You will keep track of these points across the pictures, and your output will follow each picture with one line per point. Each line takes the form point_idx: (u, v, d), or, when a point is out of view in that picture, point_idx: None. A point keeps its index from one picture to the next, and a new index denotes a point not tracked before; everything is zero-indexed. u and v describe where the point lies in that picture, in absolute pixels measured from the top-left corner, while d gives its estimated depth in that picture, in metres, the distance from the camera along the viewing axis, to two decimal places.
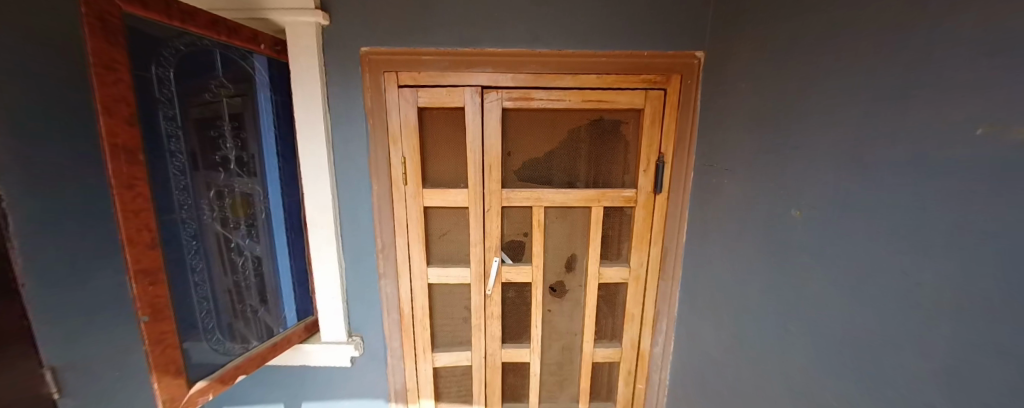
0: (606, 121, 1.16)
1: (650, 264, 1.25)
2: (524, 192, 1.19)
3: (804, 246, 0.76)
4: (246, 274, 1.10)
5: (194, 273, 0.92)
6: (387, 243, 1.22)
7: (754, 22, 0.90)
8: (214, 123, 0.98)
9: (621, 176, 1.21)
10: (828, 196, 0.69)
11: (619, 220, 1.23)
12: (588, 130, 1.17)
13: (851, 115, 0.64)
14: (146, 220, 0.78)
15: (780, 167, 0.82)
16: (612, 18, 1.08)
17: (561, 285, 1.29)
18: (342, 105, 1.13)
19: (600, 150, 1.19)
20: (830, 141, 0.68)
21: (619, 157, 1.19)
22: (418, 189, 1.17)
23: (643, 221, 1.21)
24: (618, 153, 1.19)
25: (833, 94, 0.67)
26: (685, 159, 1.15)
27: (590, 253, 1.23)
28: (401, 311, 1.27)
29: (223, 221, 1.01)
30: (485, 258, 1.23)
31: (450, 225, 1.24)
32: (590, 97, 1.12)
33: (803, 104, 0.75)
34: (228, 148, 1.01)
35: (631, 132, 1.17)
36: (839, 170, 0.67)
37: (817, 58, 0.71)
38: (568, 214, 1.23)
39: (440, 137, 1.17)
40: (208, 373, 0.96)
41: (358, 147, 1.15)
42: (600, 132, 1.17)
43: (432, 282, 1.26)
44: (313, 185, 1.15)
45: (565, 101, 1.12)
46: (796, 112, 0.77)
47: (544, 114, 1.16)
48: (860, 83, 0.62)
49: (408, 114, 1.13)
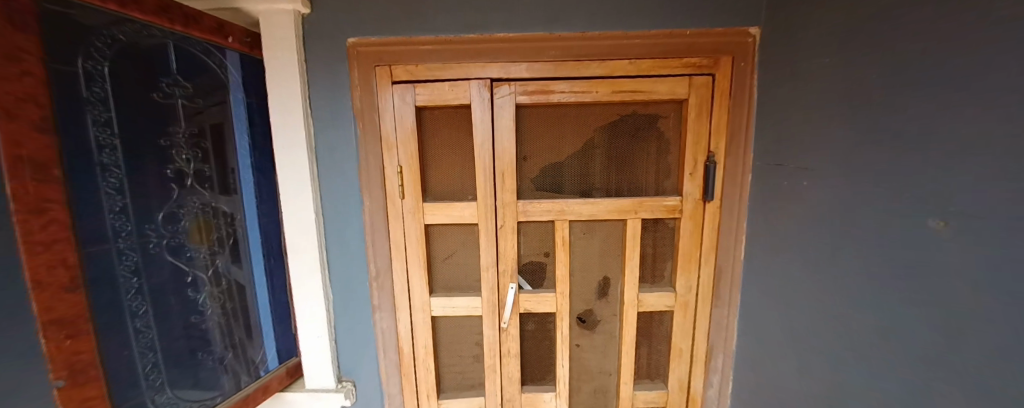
0: (641, 115, 0.96)
1: (700, 287, 1.02)
2: (544, 204, 0.98)
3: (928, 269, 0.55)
4: (217, 313, 0.89)
5: (134, 317, 0.73)
6: (382, 269, 1.02)
7: None
8: (171, 128, 0.78)
9: (661, 181, 0.99)
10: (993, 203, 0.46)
11: (660, 235, 1.02)
12: (619, 127, 0.97)
13: (1014, 79, 0.43)
14: (59, 255, 0.60)
15: (878, 161, 0.62)
16: None
17: (591, 315, 1.07)
18: (327, 105, 0.95)
19: (634, 151, 0.98)
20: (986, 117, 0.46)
21: (657, 159, 0.99)
22: (417, 203, 0.98)
23: (692, 236, 0.99)
24: (656, 154, 0.98)
25: (992, 51, 0.45)
26: (741, 159, 0.94)
27: (627, 276, 1.01)
28: (400, 349, 1.06)
29: (182, 250, 0.81)
30: (499, 285, 1.02)
31: (456, 245, 1.04)
32: (622, 87, 0.92)
33: (916, 74, 0.54)
34: (189, 160, 0.82)
35: (671, 128, 0.97)
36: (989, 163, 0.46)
37: (938, 9, 0.52)
38: (597, 229, 1.01)
39: (443, 141, 0.99)
40: None
41: (344, 156, 0.96)
42: (634, 129, 0.97)
43: (436, 315, 1.05)
44: (292, 201, 0.96)
45: (592, 93, 0.92)
46: (906, 85, 0.56)
47: (566, 110, 0.96)
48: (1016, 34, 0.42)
49: (405, 115, 0.95)
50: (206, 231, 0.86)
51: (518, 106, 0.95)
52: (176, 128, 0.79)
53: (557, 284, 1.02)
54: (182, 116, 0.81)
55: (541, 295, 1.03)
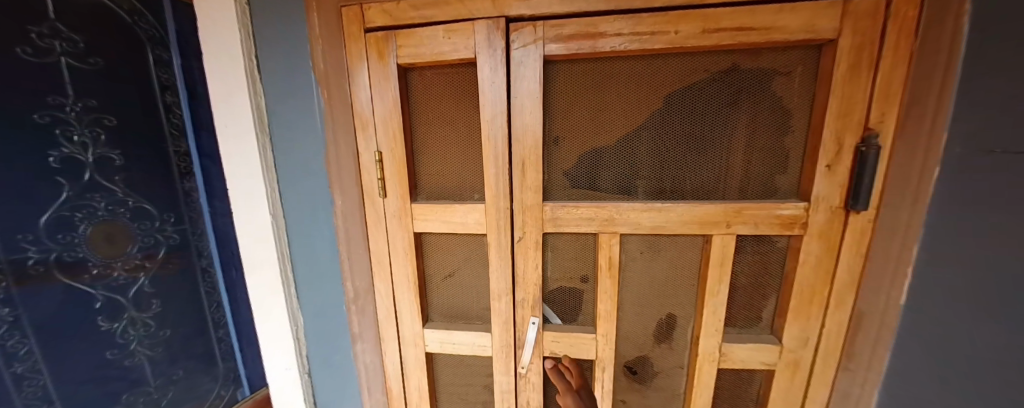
0: (747, 72, 0.60)
1: (822, 341, 0.67)
2: (584, 210, 0.66)
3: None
4: (145, 346, 0.82)
5: (12, 359, 0.66)
6: (362, 290, 0.76)
7: None
8: (50, 100, 0.67)
9: (768, 178, 0.64)
10: None
11: (762, 259, 0.66)
12: (707, 92, 0.61)
13: None
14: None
15: None
16: None
17: (646, 365, 0.75)
18: (280, 67, 0.69)
19: (730, 129, 0.62)
20: None
21: (765, 143, 0.63)
22: (403, 203, 0.71)
23: (820, 266, 0.62)
24: (764, 134, 0.62)
25: None
26: (931, 143, 0.54)
27: (704, 318, 0.68)
28: (388, 390, 0.82)
29: (83, 269, 0.72)
30: (516, 318, 0.73)
31: (459, 260, 0.76)
32: (720, 22, 0.55)
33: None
34: (83, 143, 0.71)
35: (795, 93, 0.60)
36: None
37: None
38: (664, 247, 0.68)
39: (438, 115, 0.69)
40: None
41: (306, 137, 0.70)
42: (735, 95, 0.61)
43: (432, 350, 0.79)
44: (244, 198, 0.73)
45: (666, 33, 0.57)
46: None
47: (622, 65, 0.62)
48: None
49: (383, 77, 0.66)
50: (113, 237, 0.76)
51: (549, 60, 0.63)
52: (58, 99, 0.68)
53: (598, 324, 0.71)
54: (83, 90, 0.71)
55: (576, 338, 0.72)
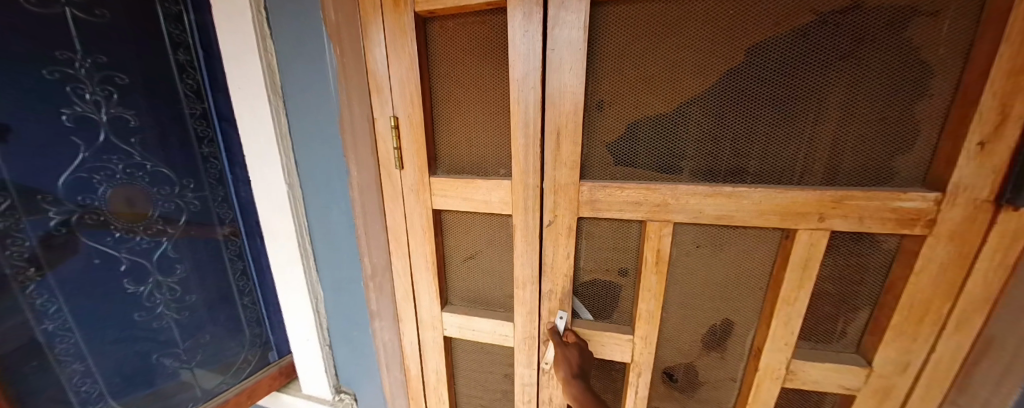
0: (873, 10, 0.45)
1: (927, 368, 0.53)
2: (631, 192, 0.55)
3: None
4: (176, 309, 0.69)
5: (40, 319, 0.54)
6: (380, 267, 0.72)
7: None
8: (57, 54, 0.52)
9: (879, 158, 0.49)
10: None
11: (859, 260, 0.54)
12: (810, 41, 0.47)
13: None
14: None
15: None
16: None
17: (690, 373, 0.66)
18: (290, 19, 0.61)
19: (835, 88, 0.48)
20: None
21: (881, 112, 0.48)
22: (422, 176, 0.63)
23: (939, 274, 0.49)
24: (882, 99, 0.47)
25: None
26: None
27: (773, 328, 0.56)
28: (406, 369, 0.79)
29: (107, 230, 0.59)
30: (541, 310, 0.66)
31: (482, 241, 0.68)
32: None
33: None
34: (98, 102, 0.56)
35: (936, 42, 0.45)
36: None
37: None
38: (728, 241, 0.56)
39: (463, 75, 0.60)
40: None
41: (320, 101, 0.64)
42: (849, 43, 0.46)
43: (451, 335, 0.74)
44: (261, 165, 0.69)
45: None
46: None
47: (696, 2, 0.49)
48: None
49: (400, 31, 0.57)
50: (146, 201, 0.63)
51: (601, 3, 0.51)
52: (65, 54, 0.53)
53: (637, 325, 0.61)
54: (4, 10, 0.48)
55: (610, 337, 0.64)
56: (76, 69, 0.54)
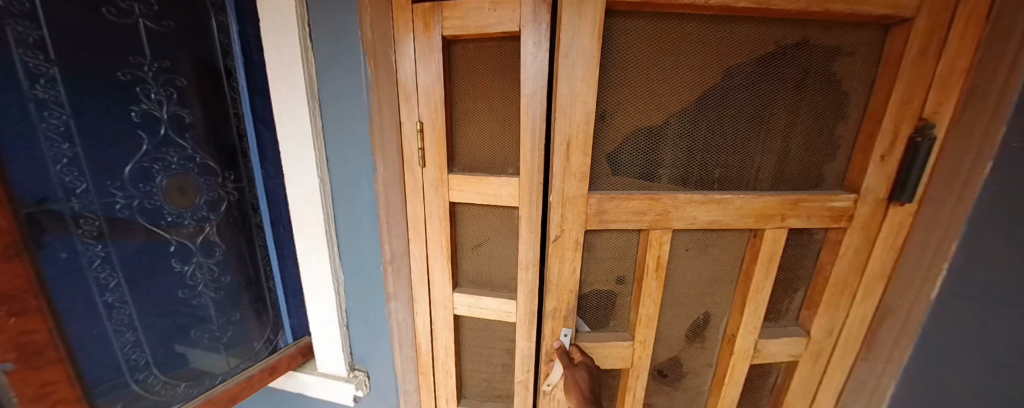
0: (812, 49, 0.60)
1: (845, 330, 0.68)
2: (634, 203, 0.67)
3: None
4: (212, 288, 0.77)
5: (102, 291, 0.61)
6: (398, 253, 0.82)
7: None
8: (130, 58, 0.60)
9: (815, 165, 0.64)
10: None
11: (799, 249, 0.68)
12: (770, 71, 0.61)
13: None
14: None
15: None
16: None
17: (675, 367, 0.79)
18: (330, 35, 0.71)
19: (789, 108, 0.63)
20: None
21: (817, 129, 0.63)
22: (439, 173, 0.74)
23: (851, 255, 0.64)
24: (818, 118, 0.63)
25: None
26: (984, 132, 0.54)
27: (744, 315, 0.70)
28: (417, 346, 0.88)
29: (161, 215, 0.67)
30: (547, 326, 0.77)
31: (490, 230, 0.80)
32: None
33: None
34: (160, 101, 0.64)
35: (855, 75, 0.61)
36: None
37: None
38: (711, 242, 0.70)
39: (479, 89, 0.71)
40: None
41: (353, 105, 0.74)
42: (797, 75, 0.62)
43: (460, 313, 0.84)
44: (295, 160, 0.78)
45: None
46: None
47: (687, 30, 0.61)
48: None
49: (428, 51, 0.68)
50: (192, 190, 0.70)
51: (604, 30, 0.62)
52: (137, 58, 0.61)
53: (637, 330, 0.74)
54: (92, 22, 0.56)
55: (610, 345, 0.76)
56: (146, 72, 0.62)
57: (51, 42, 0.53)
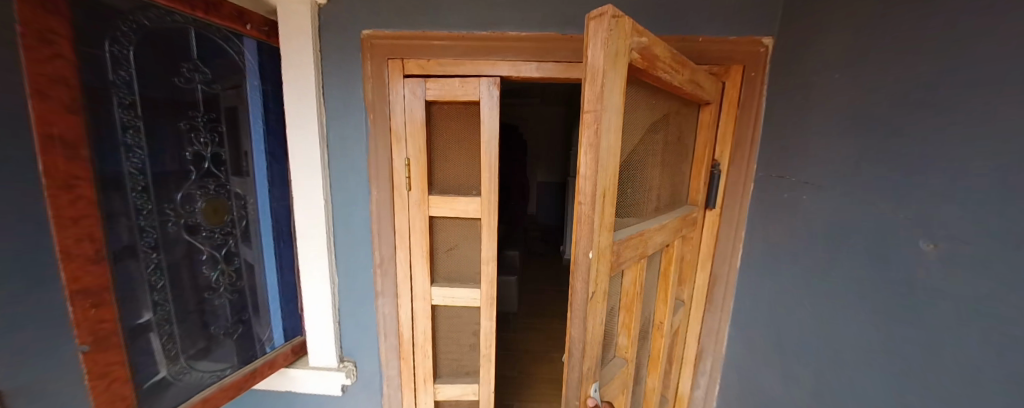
0: (682, 116, 0.92)
1: (696, 292, 1.07)
2: (630, 241, 0.73)
3: (901, 284, 0.58)
4: (229, 291, 0.95)
5: (154, 290, 0.78)
6: (386, 257, 1.05)
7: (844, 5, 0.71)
8: (189, 112, 0.83)
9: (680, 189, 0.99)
10: (976, 226, 0.48)
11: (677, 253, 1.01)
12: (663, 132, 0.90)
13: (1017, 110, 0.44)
14: (86, 212, 0.65)
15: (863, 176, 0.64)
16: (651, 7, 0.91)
17: (632, 372, 0.94)
18: (339, 94, 0.97)
19: (671, 154, 0.93)
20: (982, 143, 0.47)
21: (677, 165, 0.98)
22: (422, 194, 1.00)
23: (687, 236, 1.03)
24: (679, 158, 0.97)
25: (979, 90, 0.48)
26: (744, 167, 0.96)
27: (663, 301, 0.97)
28: (400, 335, 1.10)
29: (199, 229, 0.86)
30: (574, 397, 0.66)
31: (459, 237, 1.07)
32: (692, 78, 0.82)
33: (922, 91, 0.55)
34: (207, 143, 0.87)
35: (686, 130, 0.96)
36: (986, 184, 0.47)
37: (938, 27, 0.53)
38: (653, 258, 0.90)
39: (450, 135, 1.01)
40: (182, 400, 0.84)
41: (355, 145, 0.99)
42: (675, 133, 0.92)
43: (436, 304, 1.09)
44: (303, 187, 0.99)
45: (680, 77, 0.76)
46: (903, 111, 0.58)
47: (644, 95, 0.76)
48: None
49: (414, 109, 0.96)
50: (221, 212, 0.91)
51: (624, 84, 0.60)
52: (194, 112, 0.84)
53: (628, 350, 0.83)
54: (169, 89, 0.79)
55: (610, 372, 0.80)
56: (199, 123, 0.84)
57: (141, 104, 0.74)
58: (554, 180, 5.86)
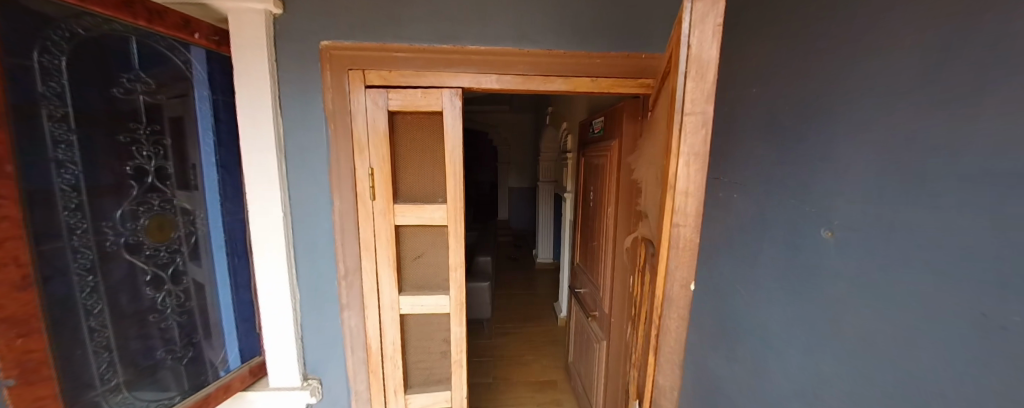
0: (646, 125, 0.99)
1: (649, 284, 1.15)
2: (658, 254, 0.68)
3: (804, 267, 0.68)
4: (177, 312, 0.89)
5: (89, 316, 0.72)
6: (351, 269, 1.04)
7: (755, 30, 0.83)
8: (130, 124, 0.79)
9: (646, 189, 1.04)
10: (851, 216, 0.58)
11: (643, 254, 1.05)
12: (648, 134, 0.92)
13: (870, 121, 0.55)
14: (11, 233, 0.59)
15: (775, 175, 0.74)
16: (598, 25, 0.99)
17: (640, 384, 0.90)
18: (296, 104, 0.96)
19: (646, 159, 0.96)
20: (851, 147, 0.58)
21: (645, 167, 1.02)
22: (387, 203, 1.01)
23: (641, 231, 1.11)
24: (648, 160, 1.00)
25: (848, 105, 0.58)
26: None
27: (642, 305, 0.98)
28: (368, 347, 1.08)
29: (141, 248, 0.81)
30: None
31: (426, 245, 1.08)
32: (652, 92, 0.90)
33: (811, 106, 0.66)
34: (150, 156, 0.82)
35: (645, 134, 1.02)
36: (852, 182, 0.58)
37: (824, 50, 0.64)
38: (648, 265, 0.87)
39: (413, 144, 1.03)
40: None
41: (315, 155, 0.97)
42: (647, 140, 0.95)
43: (404, 312, 1.09)
44: (259, 199, 0.96)
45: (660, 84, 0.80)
46: (800, 121, 0.68)
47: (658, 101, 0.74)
48: (881, 79, 0.53)
49: (377, 119, 0.97)
50: (166, 228, 0.85)
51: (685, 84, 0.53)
52: (135, 124, 0.79)
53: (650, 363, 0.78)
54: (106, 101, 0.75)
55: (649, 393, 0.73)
56: (141, 136, 0.80)
57: (73, 116, 0.70)
58: (522, 185, 5.96)
